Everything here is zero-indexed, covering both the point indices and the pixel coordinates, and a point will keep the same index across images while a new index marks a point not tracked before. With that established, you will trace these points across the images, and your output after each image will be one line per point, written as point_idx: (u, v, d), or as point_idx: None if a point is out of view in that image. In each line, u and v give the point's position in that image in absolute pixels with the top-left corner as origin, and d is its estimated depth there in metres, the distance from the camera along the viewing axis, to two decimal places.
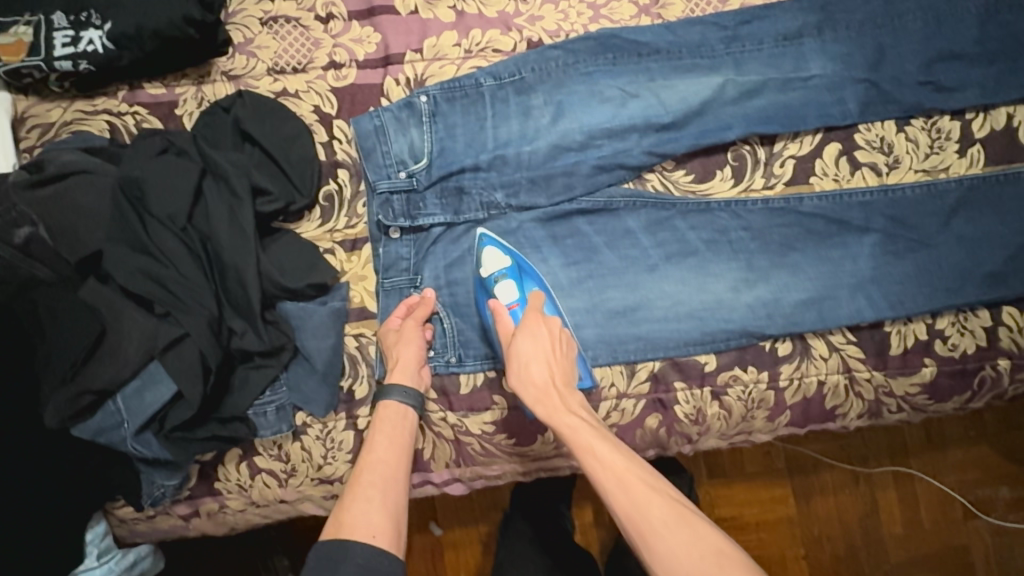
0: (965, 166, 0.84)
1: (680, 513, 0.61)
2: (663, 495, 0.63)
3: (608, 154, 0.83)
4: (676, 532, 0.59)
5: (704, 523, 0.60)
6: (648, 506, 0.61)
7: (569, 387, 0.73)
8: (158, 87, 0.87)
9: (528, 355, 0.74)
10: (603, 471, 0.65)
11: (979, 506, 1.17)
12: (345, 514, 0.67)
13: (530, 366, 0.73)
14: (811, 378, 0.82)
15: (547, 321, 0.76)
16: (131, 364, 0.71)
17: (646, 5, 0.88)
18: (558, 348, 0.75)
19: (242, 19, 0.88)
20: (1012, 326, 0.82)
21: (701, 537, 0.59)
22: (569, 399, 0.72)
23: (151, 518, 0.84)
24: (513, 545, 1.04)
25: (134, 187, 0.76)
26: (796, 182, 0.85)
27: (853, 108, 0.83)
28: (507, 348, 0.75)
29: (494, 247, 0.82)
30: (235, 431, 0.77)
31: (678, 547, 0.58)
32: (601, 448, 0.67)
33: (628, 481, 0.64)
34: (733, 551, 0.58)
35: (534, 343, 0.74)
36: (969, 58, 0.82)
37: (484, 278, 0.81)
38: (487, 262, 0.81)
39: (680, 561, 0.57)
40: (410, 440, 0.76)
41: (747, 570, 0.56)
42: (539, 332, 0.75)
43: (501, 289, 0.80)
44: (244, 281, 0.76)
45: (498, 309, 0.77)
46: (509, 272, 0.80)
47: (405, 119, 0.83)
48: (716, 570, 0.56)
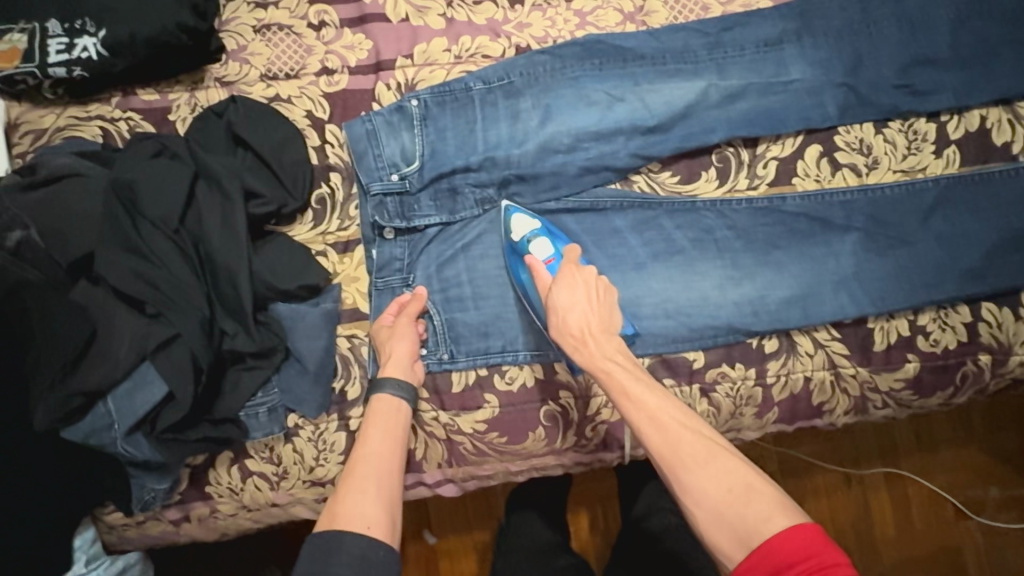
0: (941, 166, 0.86)
1: (711, 448, 0.62)
2: (695, 431, 0.64)
3: (596, 156, 0.85)
4: (706, 468, 0.61)
5: (735, 459, 0.62)
6: (680, 442, 0.63)
7: (606, 332, 0.73)
8: (152, 93, 0.88)
9: (565, 305, 0.74)
10: (635, 409, 0.66)
11: (969, 506, 1.18)
12: (339, 506, 0.67)
13: (566, 315, 0.74)
14: (798, 374, 0.83)
15: (583, 272, 0.76)
16: (122, 365, 0.71)
17: (631, 12, 0.90)
18: (593, 296, 0.75)
19: (236, 26, 0.89)
20: (992, 321, 0.83)
21: (732, 472, 0.60)
22: (606, 345, 0.72)
23: (140, 524, 0.83)
24: (508, 553, 1.02)
25: (127, 188, 0.76)
26: (779, 183, 0.87)
27: (832, 111, 0.85)
28: (545, 300, 0.76)
29: (522, 214, 0.83)
30: (227, 433, 0.77)
31: (707, 480, 0.60)
32: (637, 390, 0.67)
33: (661, 419, 0.65)
34: (762, 487, 0.59)
35: (570, 294, 0.75)
36: (942, 62, 0.85)
37: (517, 241, 0.82)
38: (519, 226, 0.82)
39: (708, 494, 0.60)
40: (404, 435, 0.76)
41: (774, 506, 0.57)
42: (575, 283, 0.75)
43: (536, 246, 0.80)
44: (236, 281, 0.77)
45: (535, 265, 0.78)
46: (541, 232, 0.81)
47: (396, 122, 0.84)
48: (742, 503, 0.58)
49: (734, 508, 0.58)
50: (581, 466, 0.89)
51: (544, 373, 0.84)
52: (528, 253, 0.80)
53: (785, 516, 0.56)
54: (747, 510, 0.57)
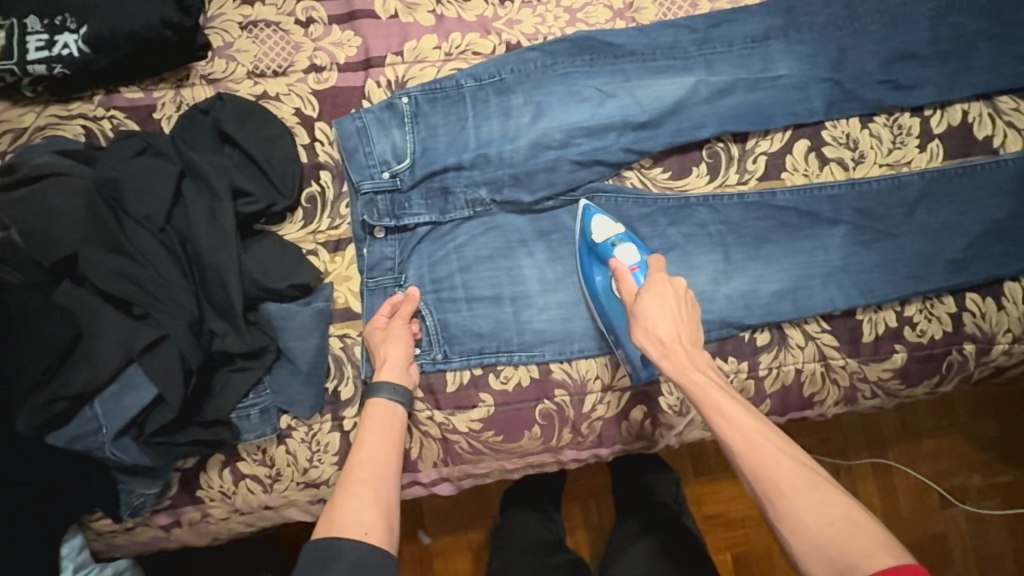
0: (925, 160, 0.88)
1: (810, 478, 0.61)
2: (793, 459, 0.63)
3: (588, 152, 0.85)
4: (806, 497, 0.60)
5: (836, 492, 0.60)
6: (779, 468, 0.62)
7: (694, 347, 0.73)
8: (136, 91, 0.87)
9: (655, 314, 0.74)
10: (730, 428, 0.66)
11: (955, 494, 1.20)
12: (336, 512, 0.66)
13: (656, 325, 0.73)
14: (789, 366, 0.84)
15: (672, 282, 0.77)
16: (108, 367, 0.70)
17: (620, 9, 0.91)
18: (682, 309, 0.76)
19: (222, 23, 0.88)
20: (976, 312, 0.85)
21: (833, 504, 0.59)
22: (695, 357, 0.72)
23: (130, 531, 0.82)
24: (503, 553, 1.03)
25: (112, 187, 0.74)
26: (768, 178, 0.88)
27: (818, 106, 0.87)
28: (632, 306, 0.76)
29: (603, 216, 0.84)
30: (217, 435, 0.76)
31: (807, 510, 0.59)
32: (731, 409, 0.67)
33: (757, 441, 0.64)
34: (865, 524, 0.58)
35: (661, 304, 0.75)
36: (924, 58, 0.87)
37: (597, 243, 0.83)
38: (600, 229, 0.83)
39: (807, 524, 0.58)
40: (399, 436, 0.75)
41: (877, 544, 0.55)
42: (666, 292, 0.76)
43: (621, 251, 0.82)
44: (225, 281, 0.75)
45: (621, 270, 0.79)
46: (625, 238, 0.83)
47: (387, 120, 0.84)
48: (842, 537, 0.57)
49: (835, 541, 0.57)
50: (577, 462, 0.89)
51: (540, 371, 0.84)
52: (612, 257, 0.82)
53: (890, 555, 0.54)
54: (849, 544, 0.56)
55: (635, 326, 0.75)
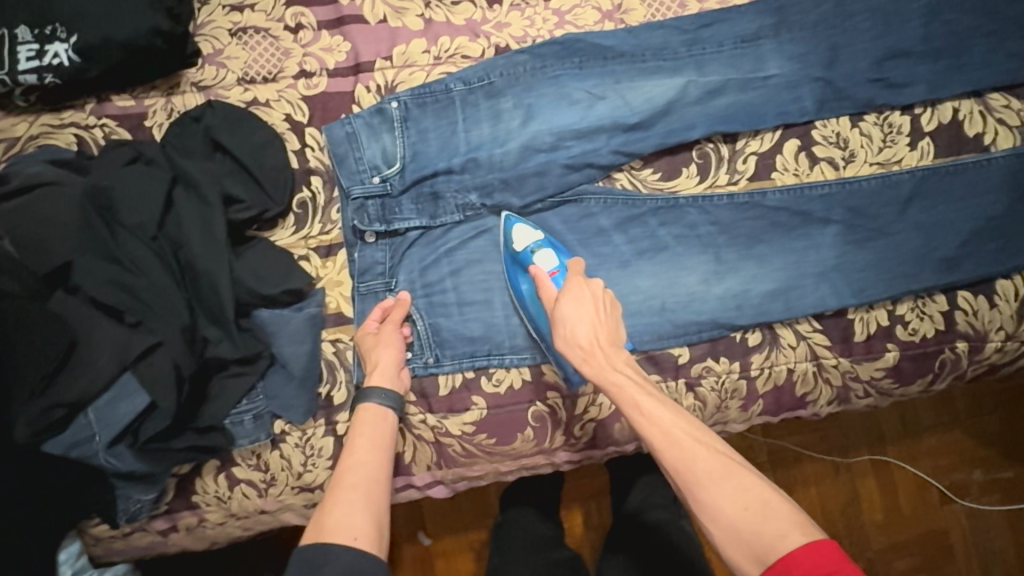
0: (917, 158, 0.88)
1: (728, 466, 0.61)
2: (709, 448, 0.62)
3: (578, 154, 0.85)
4: (722, 486, 0.59)
5: (752, 476, 0.60)
6: (695, 460, 0.61)
7: (614, 346, 0.72)
8: (127, 99, 0.87)
9: (573, 317, 0.73)
10: (648, 424, 0.64)
11: (954, 490, 1.20)
12: (327, 518, 0.66)
13: (575, 328, 0.72)
14: (781, 367, 0.84)
15: (590, 284, 0.76)
16: (103, 376, 0.69)
17: (609, 11, 0.91)
18: (601, 310, 0.74)
19: (211, 30, 0.88)
20: (968, 310, 0.85)
21: (748, 489, 0.59)
22: (614, 357, 0.71)
23: (128, 536, 0.83)
24: (504, 549, 1.04)
25: (103, 196, 0.75)
26: (759, 178, 0.88)
27: (809, 105, 0.86)
28: (551, 313, 0.75)
29: (522, 224, 0.84)
30: (213, 441, 0.76)
31: (725, 499, 0.58)
32: (647, 404, 0.66)
33: (675, 435, 0.63)
34: (780, 505, 0.57)
35: (578, 307, 0.74)
36: (916, 55, 0.86)
37: (519, 251, 0.82)
38: (521, 237, 0.83)
39: (726, 513, 0.58)
40: (390, 441, 0.76)
41: (793, 524, 0.56)
42: (583, 295, 0.75)
43: (540, 258, 0.81)
44: (218, 288, 0.76)
45: (540, 276, 0.78)
46: (544, 244, 0.82)
47: (376, 124, 0.84)
48: (759, 520, 0.56)
49: (750, 526, 0.56)
50: (570, 464, 0.90)
51: (531, 373, 0.85)
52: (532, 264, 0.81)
53: (804, 534, 0.55)
54: (766, 528, 0.56)
55: (555, 331, 0.74)
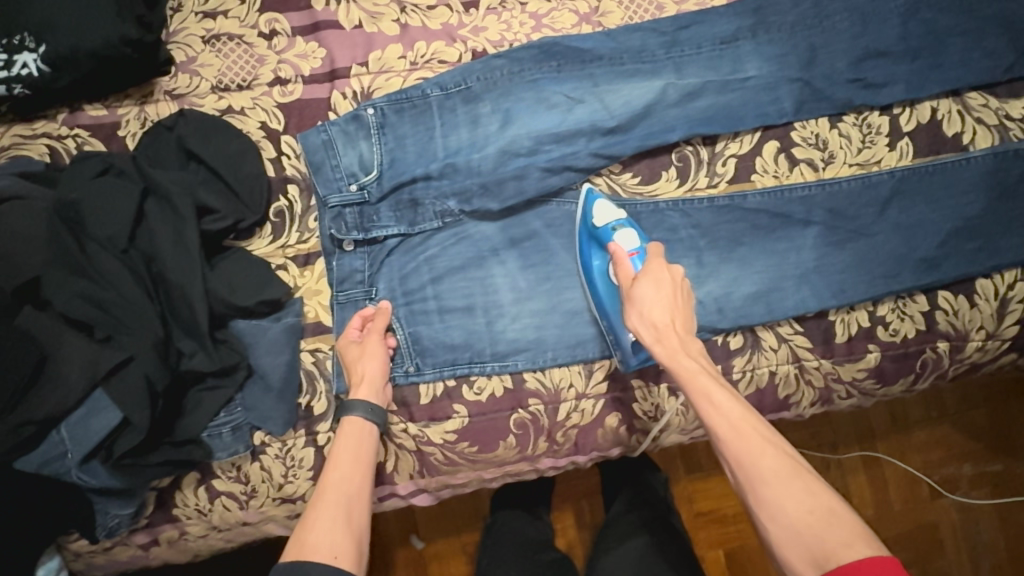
0: (896, 158, 0.87)
1: (794, 468, 0.60)
2: (778, 447, 0.61)
3: (557, 158, 0.84)
4: (787, 485, 0.59)
5: (817, 484, 0.59)
6: (761, 456, 0.61)
7: (689, 334, 0.71)
8: (100, 108, 0.86)
9: (649, 300, 0.72)
10: (716, 415, 0.64)
11: (945, 485, 1.21)
12: (308, 534, 0.66)
13: (652, 309, 0.72)
14: (763, 369, 0.84)
15: (670, 270, 0.75)
16: (74, 392, 0.69)
17: (586, 14, 0.90)
18: (679, 296, 0.73)
19: (184, 38, 0.87)
20: (949, 310, 0.85)
21: (814, 494, 0.58)
22: (688, 344, 0.70)
23: (109, 550, 0.82)
24: (494, 552, 1.01)
25: (72, 209, 0.74)
26: (738, 180, 0.87)
27: (788, 107, 0.86)
28: (628, 290, 0.74)
29: (605, 201, 0.83)
30: (190, 455, 0.75)
31: (788, 498, 0.58)
32: (719, 395, 0.65)
33: (743, 429, 0.63)
34: (845, 514, 0.56)
35: (656, 288, 0.73)
36: (894, 55, 0.86)
37: (601, 227, 0.82)
38: (603, 213, 0.82)
39: (787, 512, 0.57)
40: (371, 456, 0.75)
41: (856, 534, 0.54)
42: (664, 278, 0.74)
43: (621, 236, 0.80)
44: (191, 300, 0.75)
45: (619, 255, 0.78)
46: (627, 223, 0.82)
47: (353, 131, 0.83)
48: (822, 524, 0.56)
49: (813, 530, 0.56)
50: (555, 470, 0.89)
51: (513, 380, 0.84)
52: (612, 241, 0.80)
53: (868, 546, 0.53)
54: (828, 533, 0.55)
55: (629, 311, 0.73)
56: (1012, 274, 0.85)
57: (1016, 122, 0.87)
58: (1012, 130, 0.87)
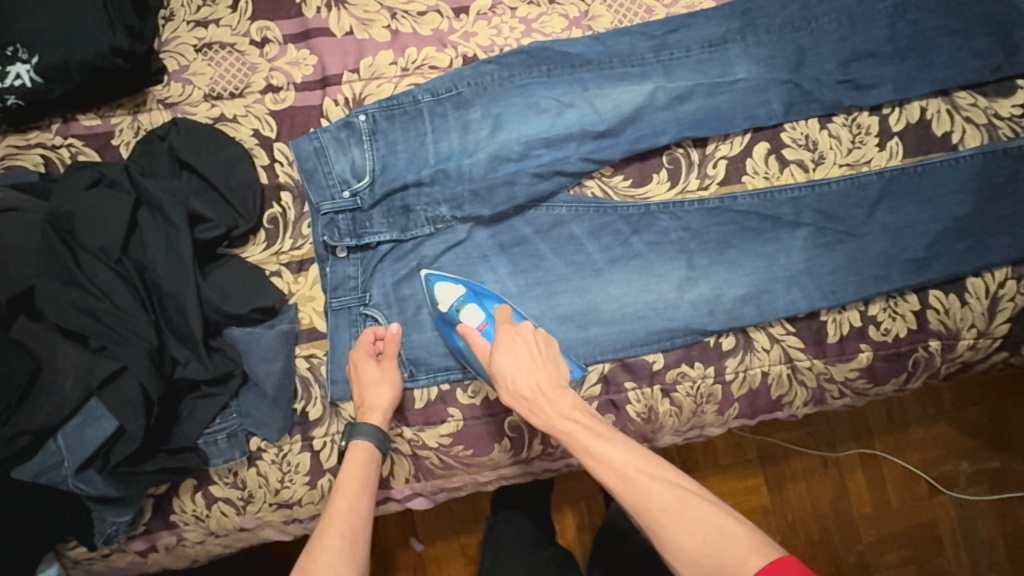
0: (885, 158, 0.88)
1: (683, 498, 0.61)
2: (661, 481, 0.63)
3: (547, 162, 0.85)
4: (679, 520, 0.60)
5: (706, 504, 0.61)
6: (650, 497, 0.61)
7: (558, 389, 0.71)
8: (93, 118, 0.86)
9: (511, 369, 0.72)
10: (601, 469, 0.65)
11: (942, 481, 1.21)
12: (311, 566, 0.64)
13: (515, 380, 0.71)
14: (755, 370, 0.84)
15: (519, 330, 0.75)
16: (68, 402, 0.70)
17: (576, 17, 0.90)
18: (537, 353, 0.74)
19: (177, 47, 0.88)
20: (940, 308, 0.85)
21: (705, 518, 0.60)
22: (559, 401, 0.70)
23: (107, 557, 0.82)
24: (498, 549, 1.01)
25: (64, 220, 0.74)
26: (728, 182, 0.88)
27: (777, 109, 0.86)
28: (488, 368, 0.73)
29: (444, 282, 0.82)
30: (186, 462, 0.76)
31: (683, 533, 0.59)
32: (599, 447, 0.66)
33: (629, 474, 0.63)
34: (735, 530, 0.58)
35: (514, 357, 0.72)
36: (882, 56, 0.87)
37: (446, 311, 0.81)
38: (444, 296, 0.81)
39: (686, 547, 0.59)
40: (374, 486, 0.74)
41: (749, 549, 0.56)
42: (516, 343, 0.74)
43: (466, 314, 0.79)
44: (184, 309, 0.75)
45: (470, 333, 0.76)
46: (468, 298, 0.80)
47: (344, 138, 0.84)
48: (716, 548, 0.57)
49: (710, 557, 0.57)
50: (549, 473, 0.90)
51: None
52: (460, 322, 0.80)
53: (762, 556, 0.56)
54: (722, 556, 0.57)
55: (498, 386, 0.73)
56: (1002, 273, 0.85)
57: (1005, 121, 0.88)
58: (1001, 129, 0.88)
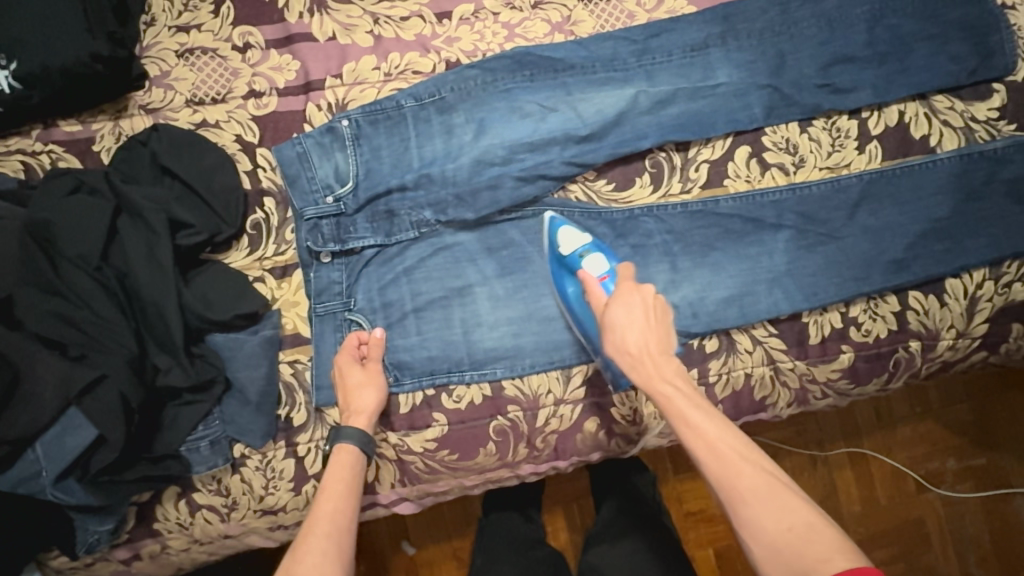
0: (865, 161, 0.89)
1: (774, 485, 0.61)
2: (755, 464, 0.63)
3: (531, 166, 0.85)
4: (765, 503, 0.60)
5: (796, 498, 0.60)
6: (741, 475, 0.62)
7: (665, 356, 0.72)
8: (74, 124, 0.86)
9: (624, 324, 0.73)
10: (695, 436, 0.65)
11: (930, 479, 1.22)
12: (296, 567, 0.63)
13: (625, 334, 0.72)
14: (738, 372, 0.85)
15: (640, 290, 0.75)
16: (46, 411, 0.69)
17: (559, 22, 0.91)
18: (652, 316, 0.74)
19: (158, 52, 0.87)
20: (919, 309, 0.86)
21: (792, 510, 0.59)
22: (664, 366, 0.70)
23: (90, 566, 0.81)
24: (490, 550, 1.02)
25: (43, 228, 0.74)
26: (711, 185, 0.88)
27: (758, 112, 0.87)
28: (602, 317, 0.75)
29: (569, 227, 0.84)
30: (168, 470, 0.75)
31: (767, 515, 0.59)
32: (696, 417, 0.66)
33: (722, 450, 0.64)
34: (826, 529, 0.57)
35: (628, 312, 0.73)
36: (861, 60, 0.88)
37: (567, 254, 0.83)
38: (568, 240, 0.83)
39: (768, 531, 0.58)
40: (360, 488, 0.74)
41: (837, 549, 0.55)
42: (633, 301, 0.74)
43: (590, 262, 0.81)
44: (166, 316, 0.75)
45: (589, 280, 0.78)
46: (593, 248, 0.83)
47: (328, 143, 0.84)
48: (801, 541, 0.56)
49: (793, 548, 0.56)
50: (536, 476, 0.90)
51: (492, 388, 0.85)
52: (581, 267, 0.81)
53: (847, 559, 0.54)
54: (807, 549, 0.56)
55: (606, 336, 0.74)
56: (980, 274, 0.86)
57: (981, 124, 0.89)
58: (978, 132, 0.89)
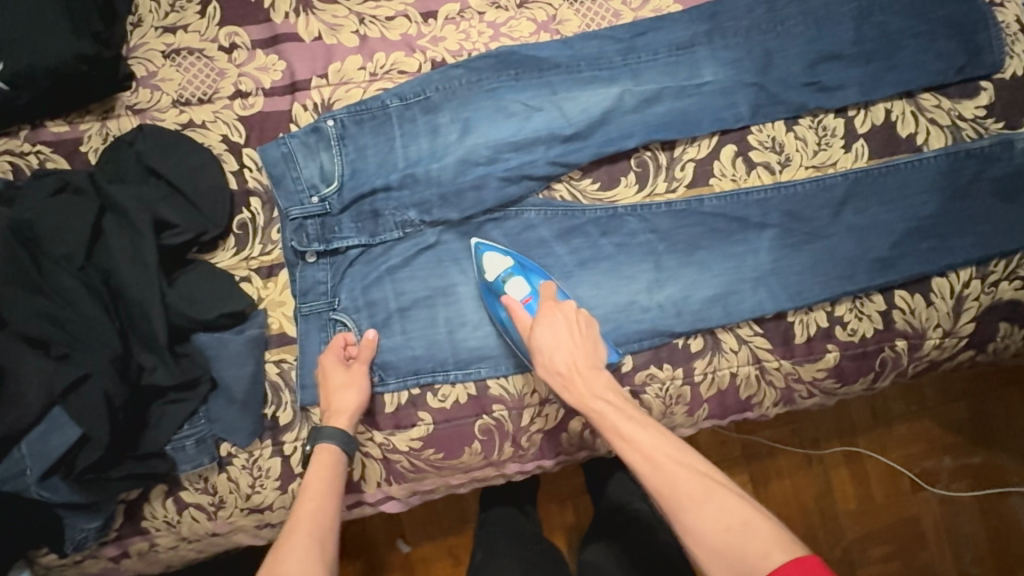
0: (851, 160, 0.88)
1: (709, 487, 0.64)
2: (689, 468, 0.65)
3: (515, 166, 0.85)
4: (704, 507, 0.62)
5: (732, 496, 0.63)
6: (676, 482, 0.64)
7: (593, 368, 0.75)
8: (61, 124, 0.86)
9: (549, 345, 0.75)
10: (631, 450, 0.68)
11: (925, 477, 1.22)
12: (279, 565, 0.64)
13: (552, 355, 0.75)
14: (724, 371, 0.85)
15: (562, 307, 0.79)
16: (31, 410, 0.70)
17: (544, 21, 0.91)
18: (576, 333, 0.77)
19: (145, 53, 0.88)
20: (906, 308, 0.86)
21: (728, 510, 0.62)
22: (593, 381, 0.74)
23: (79, 563, 0.82)
24: (489, 546, 1.00)
25: (26, 228, 0.74)
26: (696, 184, 0.88)
27: (744, 111, 0.87)
28: (528, 342, 0.76)
29: (493, 252, 0.84)
30: (153, 468, 0.76)
31: (706, 519, 0.61)
32: (629, 429, 0.69)
33: (657, 459, 0.66)
34: (760, 523, 0.60)
35: (553, 332, 0.76)
36: (848, 58, 0.87)
37: (491, 281, 0.83)
38: (491, 266, 0.83)
39: (707, 534, 0.61)
40: (342, 486, 0.75)
41: (773, 543, 0.58)
42: (556, 320, 0.77)
43: (512, 286, 0.81)
44: (149, 314, 0.75)
45: (513, 305, 0.79)
46: (515, 270, 0.82)
47: (313, 143, 0.84)
48: (739, 539, 0.59)
49: (733, 547, 0.59)
50: (522, 475, 0.90)
51: (477, 387, 0.85)
52: (505, 293, 0.81)
53: (785, 552, 0.57)
54: (743, 547, 0.59)
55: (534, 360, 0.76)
56: (967, 273, 0.86)
57: (968, 122, 0.88)
58: (965, 130, 0.88)
